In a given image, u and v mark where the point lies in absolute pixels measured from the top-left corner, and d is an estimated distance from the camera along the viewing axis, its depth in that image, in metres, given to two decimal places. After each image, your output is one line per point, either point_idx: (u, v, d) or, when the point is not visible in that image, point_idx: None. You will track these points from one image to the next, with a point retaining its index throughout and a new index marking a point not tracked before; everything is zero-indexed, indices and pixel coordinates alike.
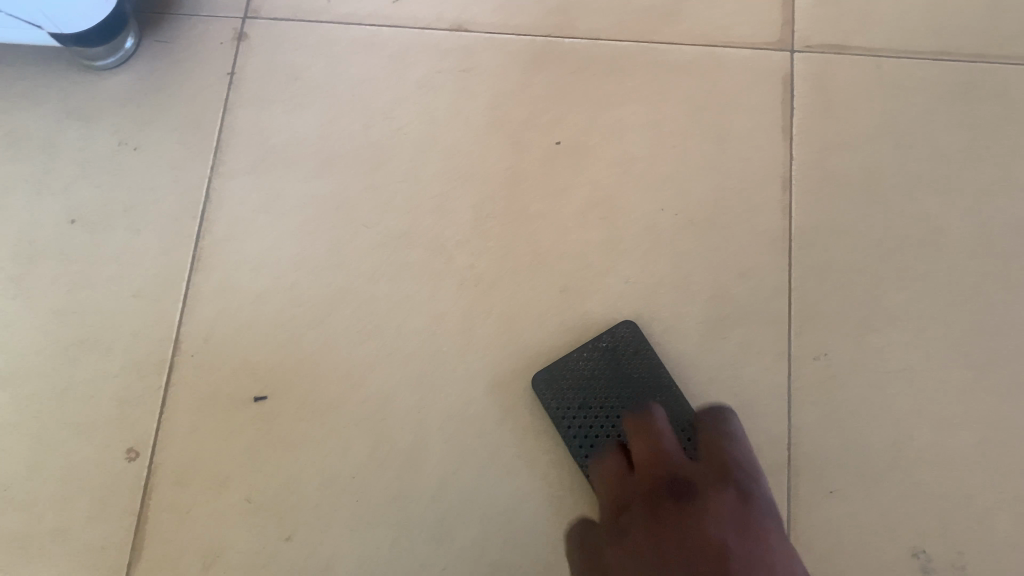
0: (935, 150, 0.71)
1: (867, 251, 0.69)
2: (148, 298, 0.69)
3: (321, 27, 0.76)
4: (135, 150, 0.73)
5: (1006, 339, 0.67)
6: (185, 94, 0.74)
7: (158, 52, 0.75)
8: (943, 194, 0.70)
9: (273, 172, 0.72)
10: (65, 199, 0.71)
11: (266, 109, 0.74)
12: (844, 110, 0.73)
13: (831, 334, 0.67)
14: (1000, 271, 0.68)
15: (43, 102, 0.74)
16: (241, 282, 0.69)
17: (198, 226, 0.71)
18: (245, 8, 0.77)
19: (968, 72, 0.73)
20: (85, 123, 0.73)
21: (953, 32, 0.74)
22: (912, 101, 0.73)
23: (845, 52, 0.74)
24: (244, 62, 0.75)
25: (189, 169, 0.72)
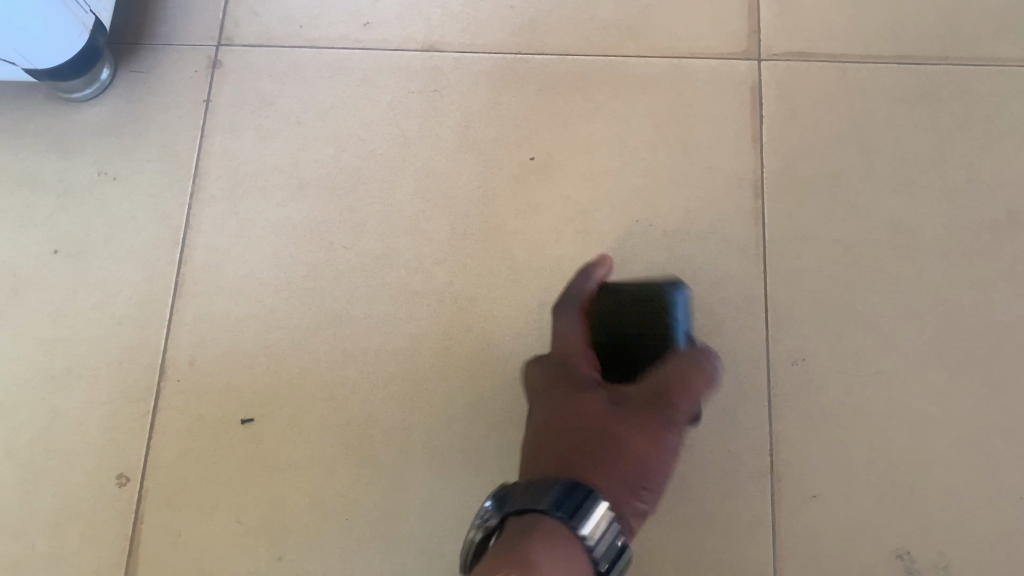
0: (900, 153, 0.73)
1: (837, 256, 0.70)
2: (132, 325, 0.70)
3: (293, 52, 0.77)
4: (114, 179, 0.74)
5: (976, 336, 0.68)
6: (162, 123, 0.75)
7: (134, 82, 0.76)
8: (909, 196, 0.72)
9: (251, 199, 0.73)
10: (46, 229, 0.72)
11: (241, 136, 0.75)
12: (810, 117, 0.74)
13: (805, 339, 0.69)
14: (968, 269, 0.70)
15: (22, 135, 0.75)
16: (223, 309, 0.70)
17: (179, 254, 0.72)
18: (217, 36, 0.77)
19: (931, 75, 0.75)
20: (64, 153, 0.74)
21: (915, 36, 0.76)
22: (877, 106, 0.74)
23: (809, 59, 0.75)
24: (219, 90, 0.76)
25: (168, 197, 0.73)
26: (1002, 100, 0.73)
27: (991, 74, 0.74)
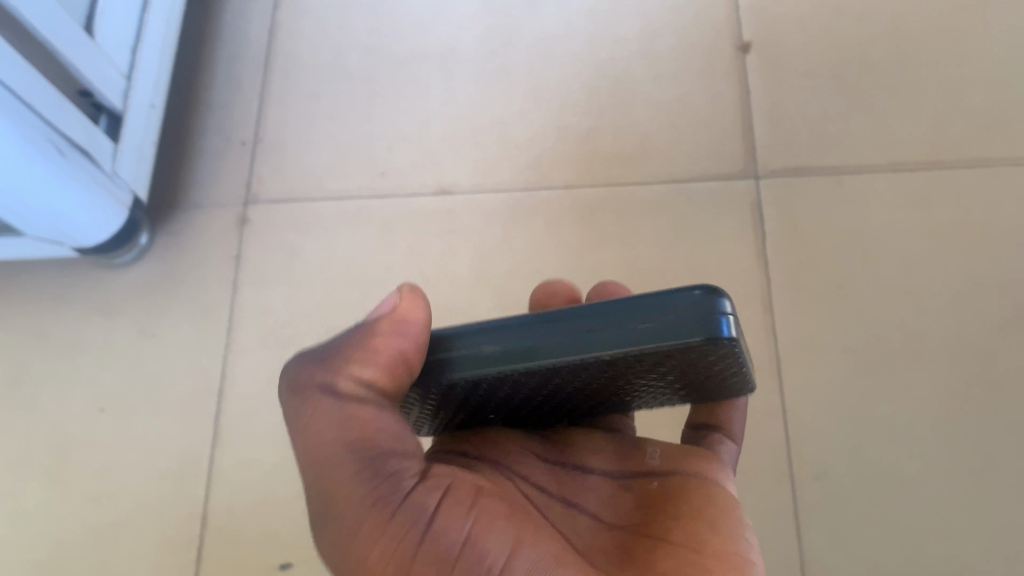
0: (905, 260, 0.75)
1: (850, 364, 0.72)
2: (174, 477, 0.74)
3: (316, 204, 0.82)
4: (154, 337, 0.79)
5: (998, 437, 0.69)
6: (197, 281, 0.80)
7: (170, 244, 0.82)
8: (918, 302, 0.73)
9: (281, 347, 0.77)
10: (92, 389, 0.77)
11: (270, 287, 0.79)
12: (811, 230, 0.76)
13: (826, 452, 0.69)
14: (982, 370, 0.71)
15: (70, 301, 0.81)
16: (258, 456, 0.74)
17: (215, 404, 0.76)
18: (244, 195, 0.83)
19: (925, 179, 0.77)
20: (107, 316, 0.80)
21: (905, 145, 0.79)
22: (875, 214, 0.76)
23: (805, 173, 0.78)
24: (247, 245, 0.81)
25: (204, 350, 0.78)
26: (1001, 200, 0.75)
27: (986, 175, 0.76)
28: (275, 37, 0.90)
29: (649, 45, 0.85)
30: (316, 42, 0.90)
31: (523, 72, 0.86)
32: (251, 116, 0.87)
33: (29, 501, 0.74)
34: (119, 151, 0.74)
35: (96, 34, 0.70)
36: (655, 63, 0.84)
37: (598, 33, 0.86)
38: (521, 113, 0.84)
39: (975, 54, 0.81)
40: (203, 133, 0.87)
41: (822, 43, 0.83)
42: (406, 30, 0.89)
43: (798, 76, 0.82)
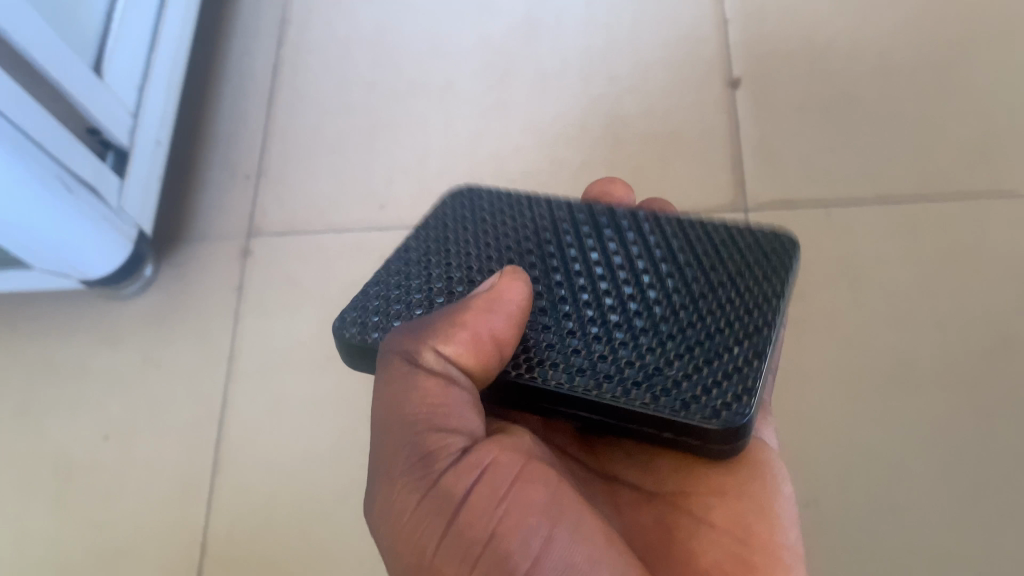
0: (893, 289, 0.76)
1: (837, 394, 0.73)
2: (176, 502, 0.75)
3: (317, 235, 0.84)
4: (158, 365, 0.81)
5: (985, 464, 0.70)
6: (201, 310, 0.83)
7: (175, 275, 0.84)
8: (906, 330, 0.74)
9: (282, 376, 0.79)
10: (97, 416, 0.79)
11: (272, 317, 0.81)
12: (800, 261, 0.78)
13: (814, 479, 0.71)
14: (968, 397, 0.72)
15: (78, 331, 0.83)
16: (258, 483, 0.75)
17: (216, 431, 0.77)
18: (247, 227, 0.86)
19: (912, 211, 0.79)
20: (114, 345, 0.82)
21: (892, 177, 0.80)
22: (863, 245, 0.78)
23: (794, 205, 0.80)
24: (249, 275, 0.83)
25: (207, 378, 0.80)
26: (987, 229, 0.77)
27: (972, 206, 0.78)
28: (280, 74, 0.93)
29: (642, 81, 0.87)
30: (319, 79, 0.92)
31: (519, 107, 0.88)
32: (256, 151, 0.90)
33: (34, 526, 0.76)
34: (126, 185, 0.76)
35: (106, 74, 0.73)
36: (648, 98, 0.86)
37: (593, 70, 0.88)
38: (518, 146, 0.86)
39: (961, 89, 0.83)
40: (209, 167, 0.89)
41: (811, 79, 0.85)
42: (407, 67, 0.91)
43: (788, 110, 0.84)
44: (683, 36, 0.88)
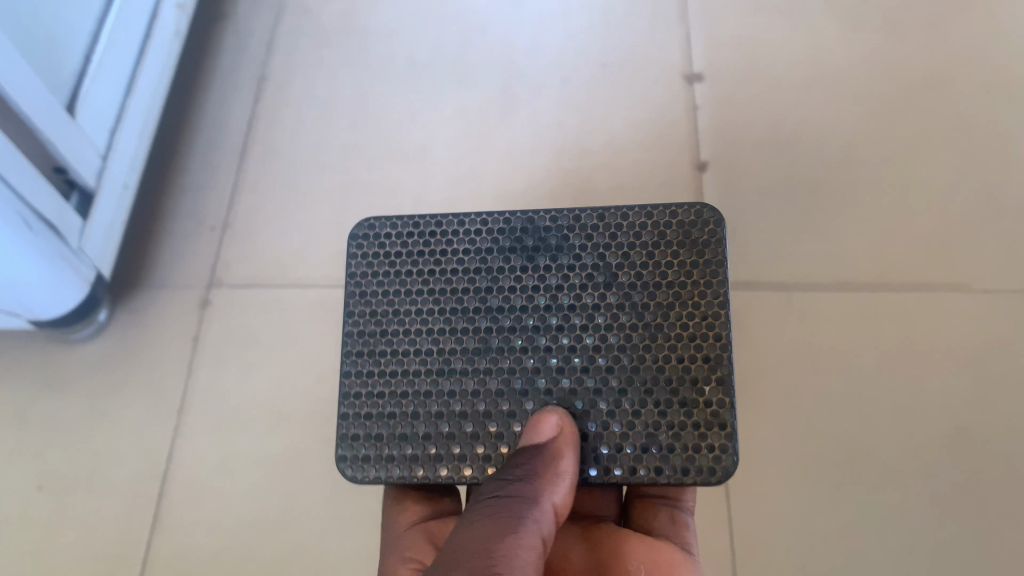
0: (851, 374, 0.77)
1: (795, 477, 0.73)
2: (111, 560, 0.72)
3: (280, 290, 0.83)
4: (104, 415, 0.78)
5: (936, 555, 0.70)
6: (154, 360, 0.80)
7: (130, 322, 0.82)
8: (863, 415, 0.75)
9: (232, 431, 0.77)
10: (34, 466, 0.76)
11: (227, 370, 0.79)
12: (761, 342, 0.79)
13: (768, 562, 0.70)
14: (922, 486, 0.72)
15: (20, 374, 0.80)
16: (198, 543, 0.72)
17: (159, 487, 0.75)
18: (209, 278, 0.84)
19: (870, 299, 0.80)
20: (59, 391, 0.79)
21: (852, 265, 0.82)
22: (823, 329, 0.79)
23: (757, 287, 0.81)
24: (207, 326, 0.82)
25: (153, 430, 0.77)
26: (941, 321, 0.79)
27: (927, 298, 0.80)
28: (254, 128, 0.93)
29: (612, 158, 0.89)
30: (293, 136, 0.93)
31: (492, 177, 0.89)
32: (224, 202, 0.89)
33: None
34: (87, 227, 0.75)
35: (79, 114, 0.72)
36: (617, 175, 0.88)
37: (566, 144, 0.90)
38: None
39: (918, 185, 0.86)
40: (175, 215, 0.88)
41: (776, 165, 0.88)
42: (383, 130, 0.92)
43: (753, 194, 0.86)
44: (655, 117, 0.91)
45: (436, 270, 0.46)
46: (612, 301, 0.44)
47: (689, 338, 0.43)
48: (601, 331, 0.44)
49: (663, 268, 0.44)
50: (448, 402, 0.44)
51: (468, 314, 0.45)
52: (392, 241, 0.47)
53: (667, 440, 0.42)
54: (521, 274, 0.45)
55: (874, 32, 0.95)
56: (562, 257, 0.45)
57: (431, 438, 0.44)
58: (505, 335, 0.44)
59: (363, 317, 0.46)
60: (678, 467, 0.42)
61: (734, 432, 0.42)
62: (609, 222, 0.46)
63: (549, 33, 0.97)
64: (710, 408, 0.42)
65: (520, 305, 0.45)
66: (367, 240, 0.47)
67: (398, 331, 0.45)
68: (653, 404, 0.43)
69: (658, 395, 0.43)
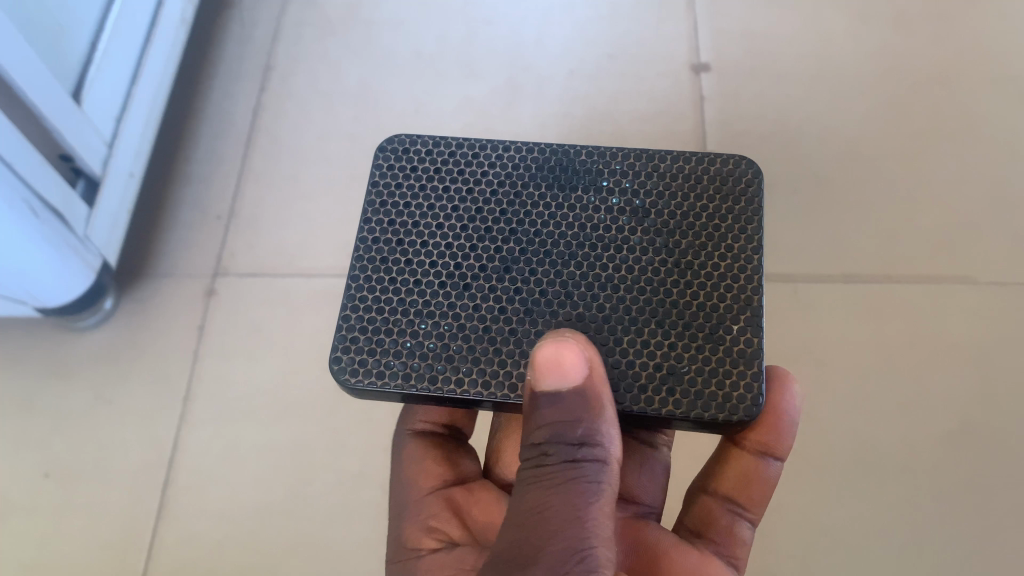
0: (856, 368, 0.77)
1: (800, 470, 0.73)
2: (115, 547, 0.72)
3: (284, 280, 0.83)
4: (109, 404, 0.78)
5: (940, 550, 0.70)
6: (159, 348, 0.80)
7: (134, 311, 0.82)
8: (868, 411, 0.75)
9: (236, 421, 0.77)
10: (39, 454, 0.76)
11: (232, 360, 0.79)
12: (766, 334, 0.78)
13: (772, 555, 0.70)
14: (927, 481, 0.72)
15: (26, 362, 0.80)
16: (203, 532, 0.72)
17: (163, 475, 0.75)
18: (213, 268, 0.84)
19: (875, 292, 0.80)
20: (65, 380, 0.79)
21: (858, 259, 0.82)
22: (828, 322, 0.79)
23: None
24: (212, 316, 0.82)
25: (158, 420, 0.77)
26: (947, 316, 0.78)
27: (933, 292, 0.80)
28: (259, 117, 0.93)
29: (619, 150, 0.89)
30: (299, 126, 0.92)
31: None
32: (229, 192, 0.89)
33: None
34: (93, 216, 0.75)
35: (84, 103, 0.72)
36: None
37: (571, 135, 0.90)
38: None
39: (925, 179, 0.86)
40: (179, 205, 0.88)
41: (783, 158, 0.87)
42: (388, 120, 0.92)
43: None
44: (661, 109, 0.91)
45: (466, 188, 0.45)
46: (640, 240, 0.43)
47: (720, 283, 0.42)
48: (628, 266, 0.42)
49: (697, 216, 0.43)
50: (464, 312, 0.42)
51: (497, 232, 0.43)
52: (423, 160, 0.46)
53: (691, 377, 0.40)
54: (552, 200, 0.44)
55: (882, 27, 0.95)
56: (593, 191, 0.44)
57: (444, 349, 0.41)
58: (531, 254, 0.43)
59: (385, 227, 0.44)
60: (701, 405, 0.40)
61: (761, 371, 0.40)
62: (639, 166, 0.45)
63: (556, 25, 0.97)
64: (735, 345, 0.40)
65: (551, 231, 0.43)
66: (398, 155, 0.46)
67: (419, 243, 0.44)
68: (677, 339, 0.41)
69: (684, 330, 0.41)
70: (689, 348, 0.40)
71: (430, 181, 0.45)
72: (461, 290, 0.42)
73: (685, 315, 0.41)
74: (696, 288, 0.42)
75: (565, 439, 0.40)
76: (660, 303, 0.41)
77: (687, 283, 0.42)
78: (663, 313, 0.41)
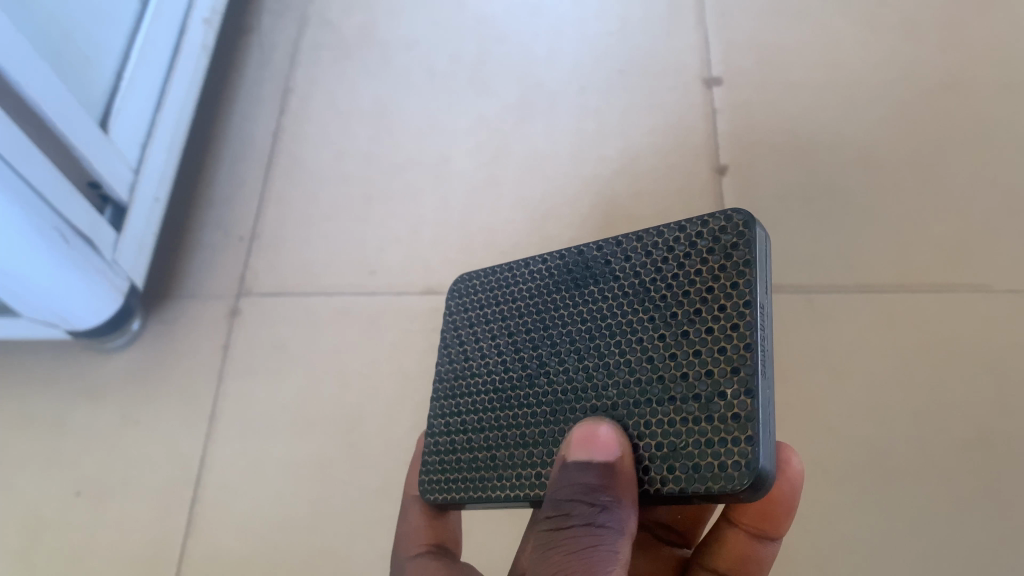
0: (871, 376, 0.77)
1: (817, 479, 0.73)
2: (145, 563, 0.74)
3: (305, 297, 0.85)
4: (137, 423, 0.80)
5: (960, 556, 0.70)
6: (185, 367, 0.82)
7: (161, 331, 0.85)
8: (883, 420, 0.75)
9: (260, 436, 0.78)
10: (72, 472, 0.78)
11: (256, 377, 0.81)
12: (780, 342, 0.79)
13: (789, 565, 0.71)
14: (944, 488, 0.72)
15: (57, 384, 0.82)
16: (229, 546, 0.74)
17: (191, 492, 0.77)
18: (237, 288, 0.86)
19: (888, 300, 0.81)
20: (94, 400, 0.81)
21: (872, 267, 0.82)
22: (842, 330, 0.79)
23: (775, 291, 0.82)
24: (236, 334, 0.84)
25: (186, 438, 0.79)
26: (962, 323, 0.79)
27: (947, 299, 0.80)
28: (280, 139, 0.96)
29: (631, 164, 0.90)
30: (319, 148, 0.94)
31: (512, 184, 0.90)
32: (251, 213, 0.91)
33: None
34: (121, 240, 0.77)
35: (111, 130, 0.75)
36: (636, 179, 0.89)
37: (584, 151, 0.91)
38: (509, 222, 0.88)
39: (937, 187, 0.86)
40: (203, 226, 0.91)
41: (795, 169, 0.88)
42: (404, 139, 0.94)
43: (772, 197, 0.87)
44: (672, 123, 0.92)
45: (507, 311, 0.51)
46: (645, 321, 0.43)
47: (712, 349, 0.40)
48: (631, 353, 0.43)
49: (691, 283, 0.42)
50: (515, 426, 0.47)
51: (529, 347, 0.48)
52: (479, 296, 0.53)
53: (688, 456, 0.39)
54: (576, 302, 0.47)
55: (890, 36, 0.95)
56: (607, 280, 0.46)
57: (503, 461, 0.47)
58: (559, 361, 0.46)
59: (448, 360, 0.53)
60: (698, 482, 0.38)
61: (756, 432, 0.37)
62: (650, 251, 0.45)
63: (567, 42, 0.98)
64: (732, 411, 0.39)
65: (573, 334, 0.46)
66: (460, 296, 0.54)
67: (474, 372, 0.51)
68: (674, 417, 0.40)
69: (682, 404, 0.40)
70: (686, 425, 0.40)
71: (482, 315, 0.52)
72: (507, 406, 0.48)
73: (681, 392, 0.40)
74: (688, 363, 0.41)
75: (586, 501, 0.42)
76: (656, 387, 0.41)
77: (680, 358, 0.41)
78: (660, 395, 0.41)
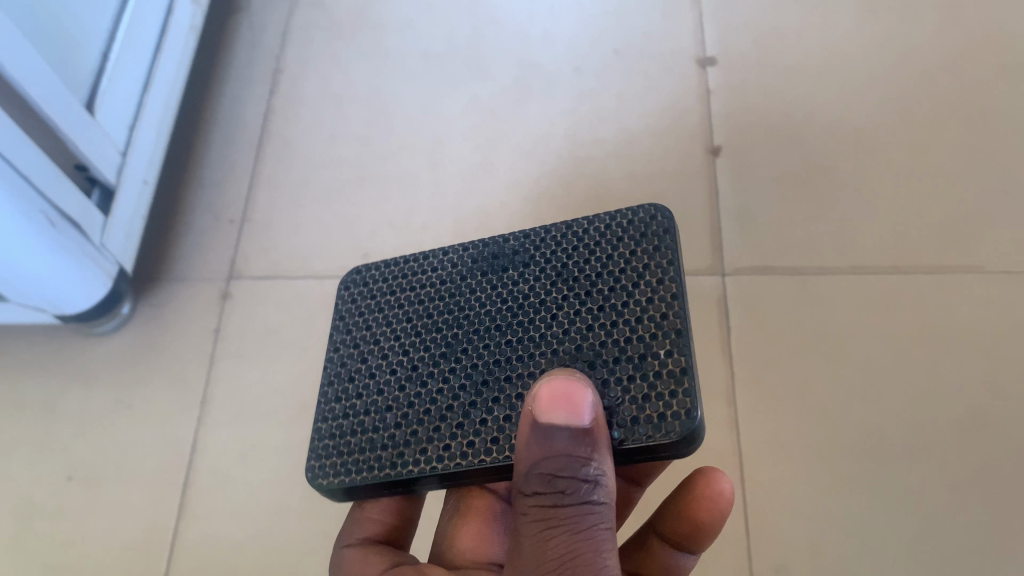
0: (866, 360, 0.77)
1: (810, 462, 0.73)
2: (139, 547, 0.74)
3: (297, 282, 0.84)
4: (129, 407, 0.80)
5: (953, 539, 0.70)
6: (177, 352, 0.82)
7: (151, 315, 0.84)
8: (878, 403, 0.75)
9: (253, 421, 0.78)
10: (64, 457, 0.78)
11: (249, 362, 0.81)
12: (775, 326, 0.79)
13: (784, 547, 0.71)
14: (938, 471, 0.72)
15: (47, 368, 0.82)
16: (223, 530, 0.74)
17: (184, 476, 0.76)
18: (227, 272, 0.86)
19: (884, 283, 0.80)
20: (85, 384, 0.81)
21: (867, 250, 0.82)
22: (837, 314, 0.79)
23: (771, 273, 0.81)
24: (227, 319, 0.83)
25: (178, 423, 0.79)
26: (957, 307, 0.79)
27: (942, 282, 0.80)
28: (270, 121, 0.95)
29: (626, 146, 0.89)
30: (310, 130, 0.93)
31: (505, 167, 0.89)
32: (241, 196, 0.90)
33: None
34: (109, 223, 0.76)
35: (98, 113, 0.74)
36: (631, 162, 0.88)
37: (579, 133, 0.90)
38: (502, 205, 0.87)
39: (933, 169, 0.86)
40: (193, 209, 0.90)
41: (790, 151, 0.88)
42: (397, 121, 0.93)
43: (767, 180, 0.86)
44: (668, 104, 0.91)
45: (411, 297, 0.48)
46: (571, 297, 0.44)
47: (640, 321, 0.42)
48: (557, 327, 0.43)
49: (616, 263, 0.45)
50: (424, 407, 0.44)
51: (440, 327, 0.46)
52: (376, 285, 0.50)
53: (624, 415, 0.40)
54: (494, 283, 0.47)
55: (887, 17, 0.94)
56: (527, 265, 0.46)
57: (411, 442, 0.44)
58: (475, 340, 0.45)
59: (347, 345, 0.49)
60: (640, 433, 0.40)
61: (693, 386, 0.40)
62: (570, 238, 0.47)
63: (562, 22, 0.97)
64: (666, 369, 0.41)
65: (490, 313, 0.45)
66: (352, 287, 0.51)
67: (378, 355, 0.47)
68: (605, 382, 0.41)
69: (613, 368, 0.41)
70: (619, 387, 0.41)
71: (382, 301, 0.49)
72: (416, 387, 0.45)
73: (611, 358, 0.42)
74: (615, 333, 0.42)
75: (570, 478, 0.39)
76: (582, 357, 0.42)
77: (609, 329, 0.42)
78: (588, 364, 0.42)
